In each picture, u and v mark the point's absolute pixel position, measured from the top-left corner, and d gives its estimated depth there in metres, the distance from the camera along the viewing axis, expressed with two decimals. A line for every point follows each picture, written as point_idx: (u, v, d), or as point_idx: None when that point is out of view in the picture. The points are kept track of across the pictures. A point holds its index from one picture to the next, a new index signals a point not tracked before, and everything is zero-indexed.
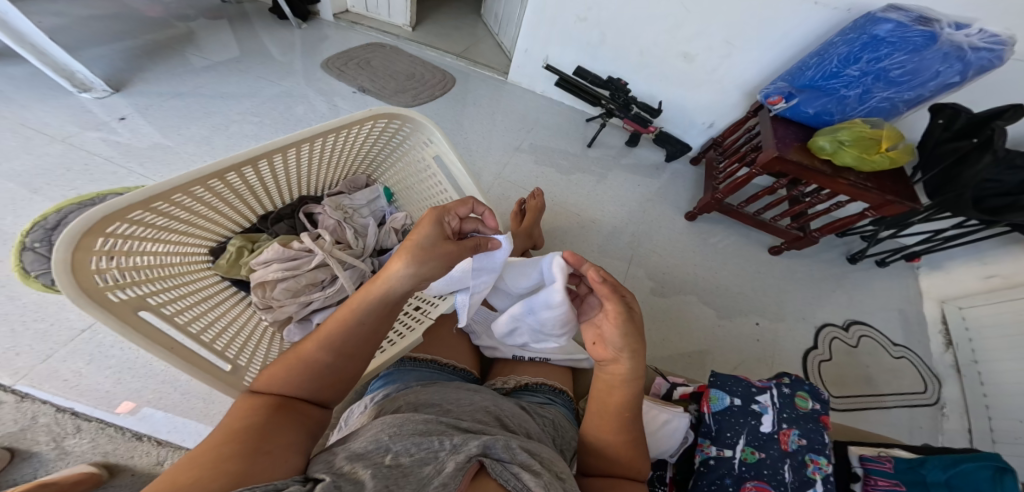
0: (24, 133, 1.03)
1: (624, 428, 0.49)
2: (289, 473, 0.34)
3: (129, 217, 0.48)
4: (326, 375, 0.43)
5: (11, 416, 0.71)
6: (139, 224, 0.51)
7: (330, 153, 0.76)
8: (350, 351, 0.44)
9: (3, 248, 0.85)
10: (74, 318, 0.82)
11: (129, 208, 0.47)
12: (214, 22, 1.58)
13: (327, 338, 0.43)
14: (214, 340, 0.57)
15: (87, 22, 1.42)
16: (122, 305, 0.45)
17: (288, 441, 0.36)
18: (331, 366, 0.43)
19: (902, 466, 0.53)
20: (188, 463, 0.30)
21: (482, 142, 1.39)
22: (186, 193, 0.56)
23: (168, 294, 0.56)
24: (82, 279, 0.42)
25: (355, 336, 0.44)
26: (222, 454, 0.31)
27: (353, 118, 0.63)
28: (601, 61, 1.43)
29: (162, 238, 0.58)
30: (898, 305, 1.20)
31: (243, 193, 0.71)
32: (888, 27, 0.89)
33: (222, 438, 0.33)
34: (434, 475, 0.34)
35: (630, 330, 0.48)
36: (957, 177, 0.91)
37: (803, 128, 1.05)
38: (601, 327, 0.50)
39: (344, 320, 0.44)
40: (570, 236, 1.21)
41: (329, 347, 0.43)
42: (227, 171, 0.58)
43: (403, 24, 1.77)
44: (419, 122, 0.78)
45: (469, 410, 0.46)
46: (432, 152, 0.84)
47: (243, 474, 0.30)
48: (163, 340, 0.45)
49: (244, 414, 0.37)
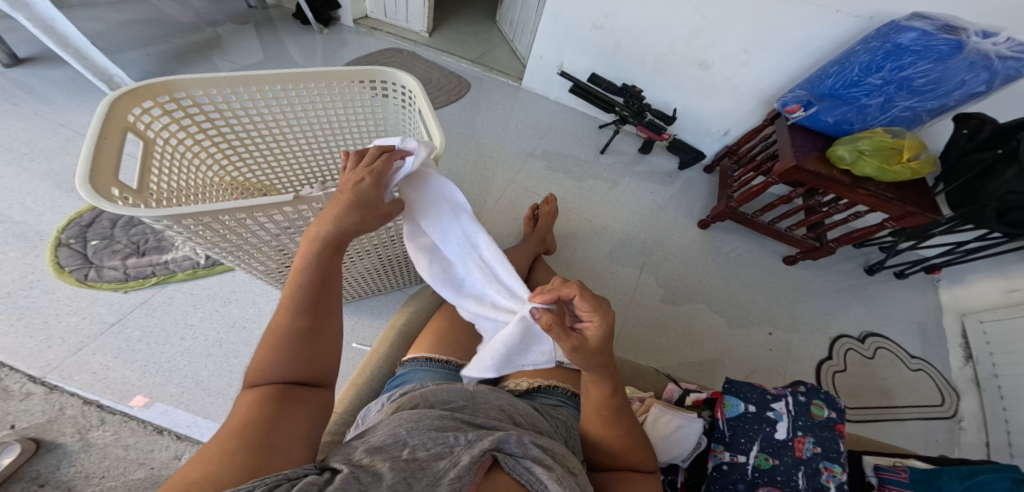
0: (64, 134, 1.09)
1: (610, 424, 0.48)
2: (298, 463, 0.36)
3: (178, 92, 0.64)
4: (299, 348, 0.42)
5: (40, 407, 0.73)
6: (201, 113, 0.69)
7: (370, 143, 0.88)
8: (316, 307, 0.44)
9: (41, 245, 0.90)
10: (104, 312, 0.85)
11: (185, 84, 0.63)
12: (240, 27, 1.64)
13: (286, 307, 0.44)
14: (161, 199, 0.57)
15: (121, 28, 1.48)
16: (128, 125, 0.55)
17: (296, 432, 0.37)
18: (288, 337, 0.42)
19: (918, 476, 0.53)
20: (199, 458, 0.32)
21: (496, 147, 1.41)
22: (234, 105, 0.71)
23: (173, 182, 0.62)
24: (128, 97, 0.56)
25: (310, 297, 0.45)
26: (228, 447, 0.33)
27: (365, 71, 0.72)
28: (617, 68, 1.44)
29: (203, 144, 0.72)
30: (918, 318, 1.18)
31: (297, 161, 0.86)
32: (912, 36, 0.87)
33: (229, 433, 0.34)
34: (449, 468, 0.35)
35: (605, 344, 0.44)
36: (980, 189, 0.90)
37: (823, 136, 1.05)
38: (581, 351, 0.44)
39: (297, 283, 0.45)
40: (582, 242, 1.22)
41: (288, 313, 0.43)
42: (273, 96, 0.74)
43: (421, 30, 1.79)
44: (407, 84, 0.72)
45: (482, 409, 0.47)
46: (413, 110, 0.73)
47: (254, 466, 0.32)
48: (106, 146, 0.49)
49: (248, 406, 0.37)
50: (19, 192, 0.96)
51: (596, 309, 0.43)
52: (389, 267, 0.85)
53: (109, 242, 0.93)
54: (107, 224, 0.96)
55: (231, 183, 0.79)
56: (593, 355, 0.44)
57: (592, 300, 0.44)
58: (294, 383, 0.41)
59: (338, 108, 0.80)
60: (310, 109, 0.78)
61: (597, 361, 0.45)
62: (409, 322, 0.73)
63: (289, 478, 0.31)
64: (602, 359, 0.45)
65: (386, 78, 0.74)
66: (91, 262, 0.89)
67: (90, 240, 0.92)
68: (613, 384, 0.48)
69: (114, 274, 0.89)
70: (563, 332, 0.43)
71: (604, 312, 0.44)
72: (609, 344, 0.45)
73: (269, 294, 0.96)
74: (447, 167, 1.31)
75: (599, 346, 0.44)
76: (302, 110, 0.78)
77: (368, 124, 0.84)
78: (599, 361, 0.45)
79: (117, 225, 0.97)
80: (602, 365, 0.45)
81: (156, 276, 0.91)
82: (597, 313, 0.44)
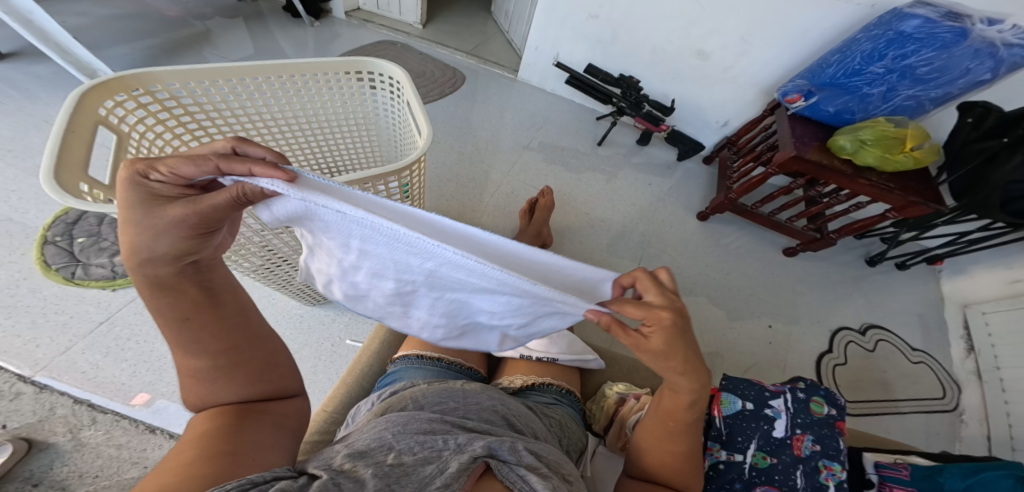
0: (47, 130, 1.07)
1: (675, 440, 0.46)
2: (264, 467, 0.32)
3: (154, 86, 0.62)
4: (226, 378, 0.35)
5: (30, 407, 0.72)
6: (181, 108, 0.67)
7: (357, 134, 0.86)
8: (220, 348, 0.35)
9: (26, 242, 0.88)
10: (93, 311, 0.84)
11: (161, 77, 0.61)
12: (230, 21, 1.60)
13: (180, 346, 0.34)
14: None
15: (108, 22, 1.45)
16: (100, 119, 0.53)
17: (258, 438, 0.33)
18: (205, 378, 0.35)
19: (920, 473, 0.53)
20: (149, 479, 0.28)
21: (492, 139, 1.39)
22: (214, 99, 0.70)
23: None
24: (101, 93, 0.54)
25: (211, 336, 0.34)
26: (184, 461, 0.29)
27: (351, 59, 0.69)
28: (613, 59, 1.41)
29: (184, 139, 0.70)
30: (919, 309, 1.16)
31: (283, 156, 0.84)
32: (915, 23, 0.85)
33: (182, 450, 0.31)
34: (436, 475, 0.33)
35: (670, 351, 0.35)
36: (985, 177, 0.88)
37: (823, 127, 1.02)
38: (653, 355, 0.36)
39: (173, 326, 0.34)
40: (578, 235, 1.20)
41: (188, 353, 0.34)
42: (254, 89, 0.72)
43: (413, 22, 1.75)
44: (395, 74, 0.69)
45: (474, 409, 0.45)
46: (403, 102, 0.71)
47: (217, 474, 0.28)
48: (80, 141, 0.48)
49: (183, 437, 0.33)
50: (3, 189, 0.94)
51: (649, 315, 0.33)
52: None
53: (96, 239, 0.91)
54: (94, 220, 0.94)
55: None
56: (658, 361, 0.37)
57: (640, 306, 0.34)
58: (249, 402, 0.36)
59: (325, 99, 0.78)
60: (296, 102, 0.76)
61: (664, 362, 0.37)
62: None
63: (256, 483, 0.28)
64: (667, 361, 0.37)
65: (373, 69, 0.72)
66: (77, 260, 0.88)
67: (77, 238, 0.90)
68: (693, 395, 0.41)
69: (102, 271, 0.88)
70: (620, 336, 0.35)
71: (658, 318, 0.33)
72: (683, 352, 0.36)
73: (259, 290, 0.94)
74: (441, 161, 1.29)
75: (665, 352, 0.36)
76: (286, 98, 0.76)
77: (356, 116, 0.82)
78: (665, 362, 0.37)
79: (104, 222, 0.95)
80: (671, 369, 0.38)
81: None
82: (652, 320, 0.33)
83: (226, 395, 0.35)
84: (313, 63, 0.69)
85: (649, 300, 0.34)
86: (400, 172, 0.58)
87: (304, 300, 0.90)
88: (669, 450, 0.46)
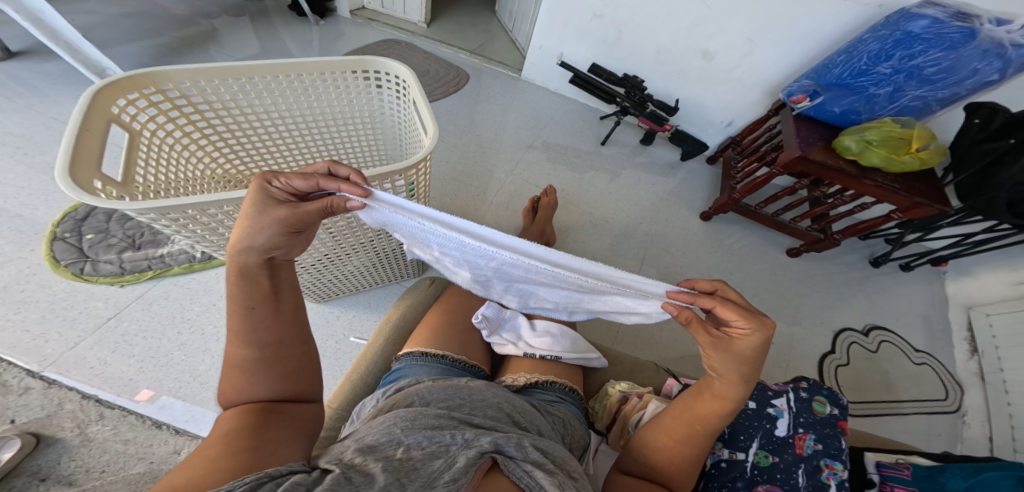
0: (57, 127, 1.08)
1: (693, 442, 0.46)
2: (284, 462, 0.33)
3: (165, 85, 0.63)
4: (266, 373, 0.37)
5: (39, 402, 0.73)
6: (195, 108, 0.68)
7: (364, 134, 0.87)
8: (267, 342, 0.37)
9: (35, 238, 0.89)
10: (102, 306, 0.85)
11: (172, 76, 0.62)
12: (236, 19, 1.62)
13: (235, 335, 0.37)
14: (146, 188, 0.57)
15: (116, 21, 1.46)
16: (112, 117, 0.54)
17: (280, 435, 0.34)
18: (248, 368, 0.37)
19: (920, 473, 0.53)
20: (179, 467, 0.28)
21: (495, 138, 1.40)
22: (225, 99, 0.71)
23: (161, 174, 0.62)
24: (116, 91, 0.55)
25: (266, 328, 0.38)
26: (210, 454, 0.30)
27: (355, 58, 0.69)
28: (618, 58, 1.41)
29: (194, 138, 0.71)
30: (923, 311, 1.16)
31: (291, 155, 0.85)
32: (923, 23, 0.84)
33: (210, 443, 0.31)
34: (445, 469, 0.34)
35: (746, 359, 0.40)
36: (991, 178, 0.87)
37: (829, 127, 1.02)
38: (727, 357, 0.40)
39: (237, 316, 0.37)
40: (581, 234, 1.21)
41: (242, 343, 0.37)
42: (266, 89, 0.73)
43: (418, 20, 1.76)
44: (400, 73, 0.70)
45: (481, 406, 0.46)
46: (408, 100, 0.71)
47: (241, 468, 0.29)
48: (94, 136, 0.49)
49: (214, 428, 0.34)
50: (13, 186, 0.95)
51: (750, 320, 0.38)
52: (386, 260, 0.85)
53: (105, 236, 0.93)
54: (102, 217, 0.95)
55: (221, 176, 0.78)
56: (724, 362, 0.41)
57: (742, 312, 0.38)
58: (277, 400, 0.37)
59: (331, 98, 0.78)
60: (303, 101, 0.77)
61: (731, 366, 0.41)
62: (405, 316, 0.72)
63: (271, 477, 0.29)
64: (737, 369, 0.41)
65: (378, 67, 0.73)
66: (86, 256, 0.89)
67: (86, 234, 0.92)
68: (737, 404, 0.43)
69: (110, 268, 0.89)
70: (701, 329, 0.40)
71: (761, 324, 0.38)
72: (755, 363, 0.40)
73: None
74: (445, 160, 1.30)
75: (746, 357, 0.40)
76: (293, 96, 0.77)
77: (362, 115, 0.83)
78: (737, 369, 0.41)
79: (112, 219, 0.96)
80: (735, 375, 0.41)
81: (153, 269, 0.91)
82: (755, 323, 0.38)
83: (261, 391, 0.37)
84: (319, 62, 0.69)
85: (750, 310, 0.39)
86: (405, 172, 0.58)
87: (309, 299, 0.91)
88: (678, 450, 0.47)
